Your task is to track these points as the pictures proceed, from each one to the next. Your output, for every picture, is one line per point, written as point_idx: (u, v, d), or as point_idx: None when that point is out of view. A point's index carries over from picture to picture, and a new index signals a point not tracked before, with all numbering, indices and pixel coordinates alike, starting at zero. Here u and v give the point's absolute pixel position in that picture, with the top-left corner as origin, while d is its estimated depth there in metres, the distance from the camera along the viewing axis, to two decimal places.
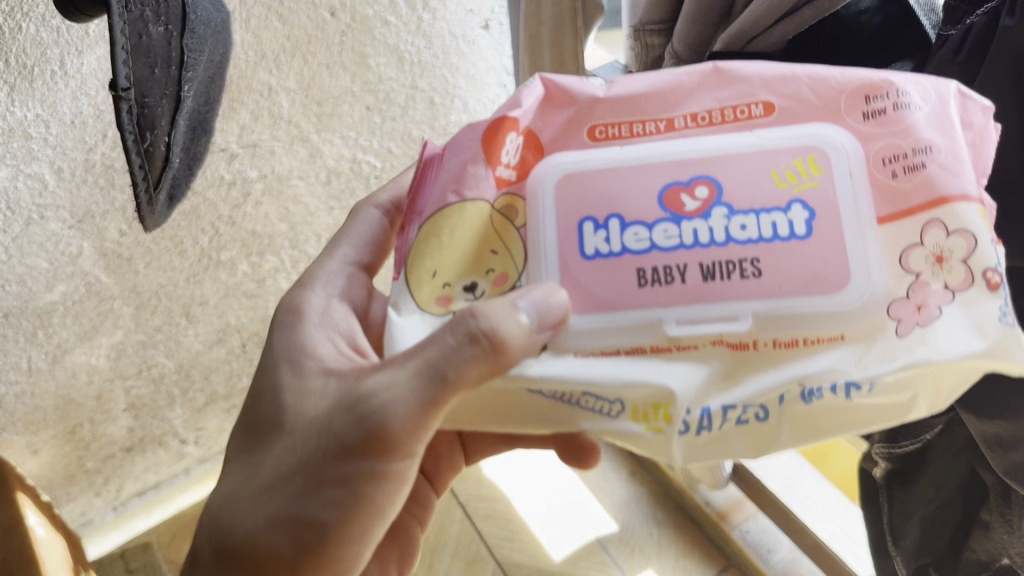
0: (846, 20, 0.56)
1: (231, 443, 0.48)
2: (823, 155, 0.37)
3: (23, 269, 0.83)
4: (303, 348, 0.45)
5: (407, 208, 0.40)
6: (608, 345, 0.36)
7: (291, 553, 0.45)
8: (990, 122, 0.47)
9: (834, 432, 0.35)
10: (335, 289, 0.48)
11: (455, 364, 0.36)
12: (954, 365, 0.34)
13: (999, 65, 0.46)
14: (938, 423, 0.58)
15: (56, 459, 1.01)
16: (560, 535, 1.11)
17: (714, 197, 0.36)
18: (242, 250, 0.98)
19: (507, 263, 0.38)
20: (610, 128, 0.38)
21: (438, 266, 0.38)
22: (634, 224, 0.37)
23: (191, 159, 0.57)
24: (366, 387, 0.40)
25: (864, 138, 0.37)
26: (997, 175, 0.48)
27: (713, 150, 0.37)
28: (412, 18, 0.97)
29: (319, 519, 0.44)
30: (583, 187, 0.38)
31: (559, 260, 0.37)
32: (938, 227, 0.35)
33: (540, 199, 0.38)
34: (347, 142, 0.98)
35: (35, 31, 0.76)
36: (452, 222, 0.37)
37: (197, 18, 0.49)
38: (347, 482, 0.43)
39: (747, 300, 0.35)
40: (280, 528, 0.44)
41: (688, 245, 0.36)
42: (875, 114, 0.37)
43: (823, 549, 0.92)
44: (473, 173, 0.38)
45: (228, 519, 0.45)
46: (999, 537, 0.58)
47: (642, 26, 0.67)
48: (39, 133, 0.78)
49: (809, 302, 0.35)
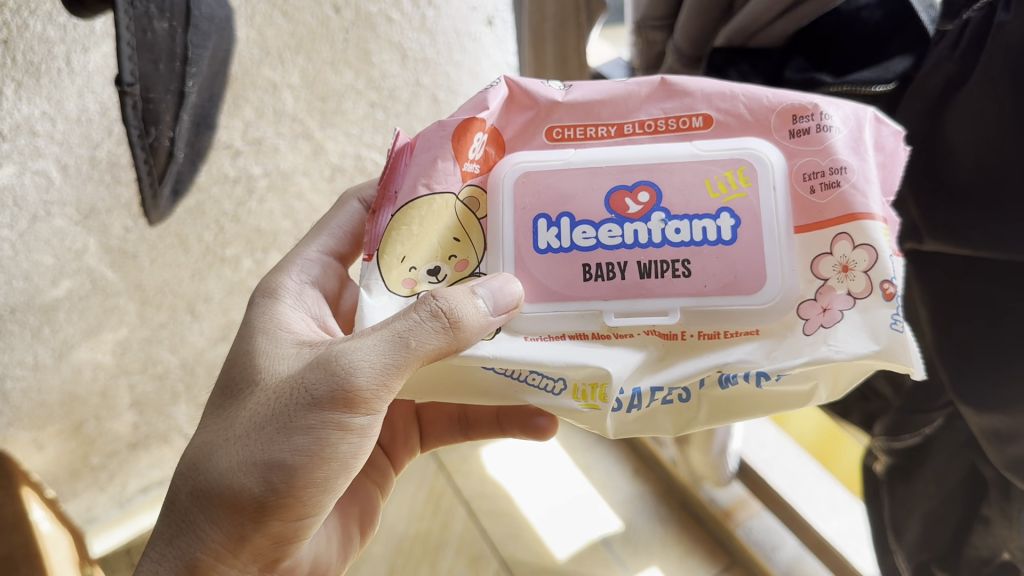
0: (846, 16, 0.57)
1: (218, 393, 0.53)
2: (751, 168, 0.47)
3: (28, 267, 0.82)
4: (293, 326, 0.54)
5: (381, 194, 0.49)
6: (555, 331, 0.47)
7: (262, 494, 0.48)
8: (989, 116, 0.47)
9: (739, 413, 0.47)
10: (308, 276, 0.59)
11: (419, 333, 0.44)
12: (847, 364, 0.44)
13: (995, 59, 0.45)
14: (937, 416, 0.59)
15: (63, 454, 1.03)
16: (564, 534, 1.11)
17: (655, 202, 0.47)
18: (246, 246, 1.00)
19: (468, 251, 0.49)
20: (566, 130, 0.50)
21: (406, 253, 0.48)
22: (582, 223, 0.47)
23: (195, 153, 0.57)
24: (340, 347, 0.47)
25: (789, 153, 0.47)
26: (994, 172, 0.47)
27: (655, 158, 0.48)
28: (416, 15, 0.95)
29: (289, 463, 0.48)
30: (538, 186, 0.48)
31: (515, 253, 0.48)
32: (846, 239, 0.45)
33: (499, 192, 0.49)
34: (351, 139, 1.00)
35: (41, 29, 0.70)
36: (421, 213, 0.48)
37: (203, 13, 0.49)
38: (316, 430, 0.47)
39: (675, 300, 0.46)
40: (253, 469, 0.48)
41: (628, 245, 0.47)
42: (800, 134, 0.47)
43: (827, 545, 0.93)
44: (442, 170, 0.48)
45: (212, 459, 0.50)
46: (998, 533, 0.58)
47: (645, 22, 0.67)
48: (44, 130, 0.75)
49: (727, 298, 0.46)
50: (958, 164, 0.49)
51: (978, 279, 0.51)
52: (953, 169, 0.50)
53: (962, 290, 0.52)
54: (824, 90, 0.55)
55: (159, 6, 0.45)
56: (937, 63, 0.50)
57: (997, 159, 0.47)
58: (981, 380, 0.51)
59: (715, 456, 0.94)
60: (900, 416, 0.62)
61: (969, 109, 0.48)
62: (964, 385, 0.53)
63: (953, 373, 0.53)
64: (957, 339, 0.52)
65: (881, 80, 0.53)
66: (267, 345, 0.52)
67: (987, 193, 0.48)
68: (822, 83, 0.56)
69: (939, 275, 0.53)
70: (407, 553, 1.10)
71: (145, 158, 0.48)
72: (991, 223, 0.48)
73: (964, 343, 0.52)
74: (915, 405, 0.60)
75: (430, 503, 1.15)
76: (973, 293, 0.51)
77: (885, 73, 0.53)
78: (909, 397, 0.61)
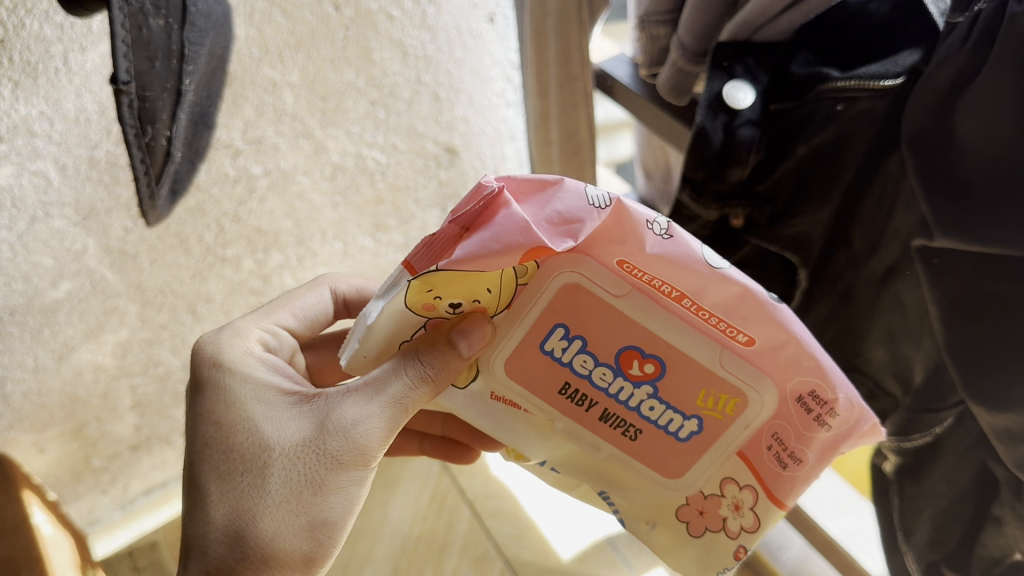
0: (852, 10, 0.56)
1: (231, 471, 0.51)
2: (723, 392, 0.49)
3: (28, 268, 0.82)
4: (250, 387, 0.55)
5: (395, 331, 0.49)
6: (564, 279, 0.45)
7: (310, 550, 0.52)
8: (999, 113, 0.45)
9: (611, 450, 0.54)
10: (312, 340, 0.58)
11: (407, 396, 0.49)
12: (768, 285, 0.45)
13: (1008, 56, 0.44)
14: (946, 415, 0.58)
15: (64, 457, 1.02)
16: (570, 535, 1.10)
17: (657, 371, 0.49)
18: (248, 246, 0.99)
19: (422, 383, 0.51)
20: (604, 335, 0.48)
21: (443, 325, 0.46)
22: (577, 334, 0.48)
23: (193, 151, 0.56)
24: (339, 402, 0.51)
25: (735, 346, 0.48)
26: (1007, 168, 0.46)
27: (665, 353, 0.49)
28: (417, 13, 0.94)
29: (328, 520, 0.52)
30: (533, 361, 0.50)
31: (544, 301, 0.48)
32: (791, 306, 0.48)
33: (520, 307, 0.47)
34: (352, 137, 0.99)
35: (37, 29, 0.69)
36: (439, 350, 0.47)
37: (201, 10, 0.48)
38: (353, 485, 0.52)
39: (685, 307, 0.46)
40: (304, 530, 0.51)
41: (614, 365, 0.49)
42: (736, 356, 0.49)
43: (833, 545, 0.91)
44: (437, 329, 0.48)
45: (264, 532, 0.50)
46: (1012, 533, 0.57)
47: (649, 17, 0.67)
48: (43, 131, 0.74)
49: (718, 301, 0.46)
50: (964, 157, 0.48)
51: (987, 273, 0.50)
52: (958, 168, 0.48)
53: (971, 291, 0.51)
54: (832, 86, 0.53)
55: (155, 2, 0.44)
56: (946, 56, 0.48)
57: (1010, 157, 0.45)
58: (992, 372, 0.51)
59: None
60: (912, 415, 0.61)
61: (977, 107, 0.46)
62: (978, 377, 0.52)
63: (964, 364, 0.53)
64: (966, 334, 0.51)
65: (888, 75, 0.52)
66: (269, 413, 0.53)
67: (997, 188, 0.46)
68: (829, 78, 0.53)
69: (944, 272, 0.52)
70: (410, 554, 1.09)
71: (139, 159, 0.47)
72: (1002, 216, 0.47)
73: (975, 341, 0.51)
74: (925, 404, 0.59)
75: (434, 503, 1.15)
76: (982, 292, 0.50)
77: (893, 67, 0.52)
78: (919, 395, 0.60)
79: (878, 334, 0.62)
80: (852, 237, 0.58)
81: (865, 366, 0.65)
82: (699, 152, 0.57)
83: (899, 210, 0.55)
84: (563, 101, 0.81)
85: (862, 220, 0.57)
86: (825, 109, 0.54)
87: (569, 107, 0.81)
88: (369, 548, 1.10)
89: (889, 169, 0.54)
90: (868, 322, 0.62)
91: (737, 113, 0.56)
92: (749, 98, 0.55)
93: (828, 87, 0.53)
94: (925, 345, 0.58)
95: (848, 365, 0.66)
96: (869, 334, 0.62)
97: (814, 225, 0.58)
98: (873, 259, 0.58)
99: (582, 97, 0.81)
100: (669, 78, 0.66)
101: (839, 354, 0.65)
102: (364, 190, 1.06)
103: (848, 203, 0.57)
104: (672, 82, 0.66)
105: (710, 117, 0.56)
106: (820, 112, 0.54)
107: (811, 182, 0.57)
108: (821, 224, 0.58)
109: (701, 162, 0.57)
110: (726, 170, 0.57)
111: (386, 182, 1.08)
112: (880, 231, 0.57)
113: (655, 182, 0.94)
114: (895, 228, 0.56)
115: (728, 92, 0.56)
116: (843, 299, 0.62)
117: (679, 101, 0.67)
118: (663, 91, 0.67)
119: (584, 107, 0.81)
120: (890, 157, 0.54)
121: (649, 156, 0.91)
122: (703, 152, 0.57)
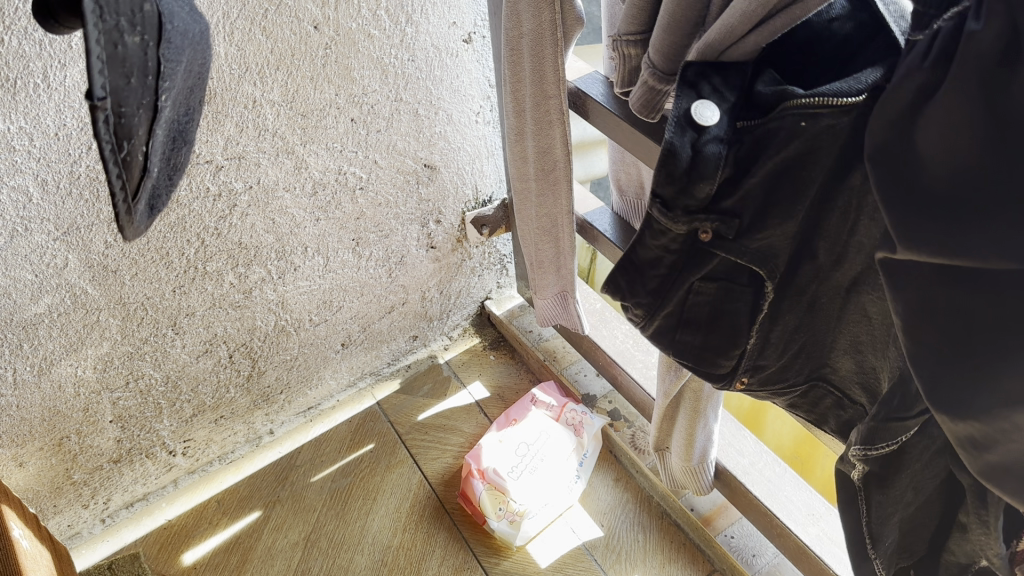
0: (817, 28, 0.59)
1: None
2: None
3: (8, 282, 0.82)
4: None
5: None
6: None
7: None
8: (961, 127, 0.42)
9: None
10: None
11: None
12: None
13: (967, 69, 0.42)
14: (912, 424, 0.56)
15: (44, 471, 1.02)
16: (546, 547, 1.12)
17: None
18: (229, 261, 1.00)
19: None
20: None
21: None
22: None
23: (176, 178, 0.47)
24: None
25: None
26: (977, 179, 0.42)
27: None
28: (395, 32, 0.95)
29: None
30: None
31: None
32: None
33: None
34: (333, 154, 1.00)
35: (17, 45, 0.69)
36: None
37: (164, 14, 0.39)
38: None
39: None
40: None
41: None
42: None
43: (804, 551, 0.92)
44: None
45: None
46: (976, 539, 0.56)
47: (620, 37, 0.68)
48: (23, 146, 0.75)
49: None
50: (926, 173, 0.44)
51: (948, 287, 0.45)
52: (919, 182, 0.45)
53: (930, 303, 0.46)
54: (795, 103, 0.52)
55: (129, 11, 0.35)
56: (904, 74, 0.46)
57: (973, 168, 0.42)
58: (958, 400, 0.45)
59: (695, 464, 0.94)
60: (877, 425, 0.58)
61: (938, 122, 0.43)
62: (947, 405, 0.46)
63: (927, 391, 0.47)
64: (931, 358, 0.47)
65: (851, 92, 0.51)
66: None
67: (966, 203, 0.43)
68: (793, 95, 0.53)
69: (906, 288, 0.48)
70: (390, 564, 1.11)
71: (122, 181, 0.37)
72: (975, 226, 0.42)
73: (938, 363, 0.46)
74: (892, 412, 0.57)
75: (414, 513, 1.17)
76: (941, 305, 0.46)
77: (857, 84, 0.51)
78: (886, 403, 0.58)
79: (845, 344, 0.65)
80: (817, 250, 0.60)
81: (834, 376, 0.69)
82: (668, 169, 0.56)
83: (862, 223, 0.56)
84: (539, 118, 0.83)
85: (827, 233, 0.58)
86: (788, 125, 0.53)
87: (544, 123, 0.83)
88: (350, 559, 1.11)
89: (852, 185, 0.55)
90: (834, 334, 0.66)
91: (704, 129, 0.55)
92: (717, 115, 0.55)
93: (791, 104, 0.53)
94: (890, 353, 0.60)
95: (815, 375, 0.70)
96: (837, 346, 0.66)
97: (777, 239, 0.58)
98: (838, 271, 0.60)
99: (558, 115, 0.82)
100: (641, 96, 0.67)
101: (808, 365, 0.69)
102: (345, 206, 1.07)
103: (813, 219, 0.58)
104: (643, 100, 0.68)
105: (678, 133, 0.56)
106: (783, 129, 0.54)
107: (775, 200, 0.57)
108: (786, 239, 0.58)
109: (670, 178, 0.57)
110: (695, 187, 0.56)
111: (367, 197, 1.09)
112: (844, 243, 0.58)
113: (629, 196, 0.97)
114: (858, 241, 0.57)
115: (696, 109, 0.56)
116: (809, 310, 0.64)
117: (651, 118, 0.69)
118: (636, 109, 0.69)
119: (559, 125, 0.83)
120: (852, 173, 0.54)
121: (622, 174, 0.94)
122: (672, 168, 0.56)
